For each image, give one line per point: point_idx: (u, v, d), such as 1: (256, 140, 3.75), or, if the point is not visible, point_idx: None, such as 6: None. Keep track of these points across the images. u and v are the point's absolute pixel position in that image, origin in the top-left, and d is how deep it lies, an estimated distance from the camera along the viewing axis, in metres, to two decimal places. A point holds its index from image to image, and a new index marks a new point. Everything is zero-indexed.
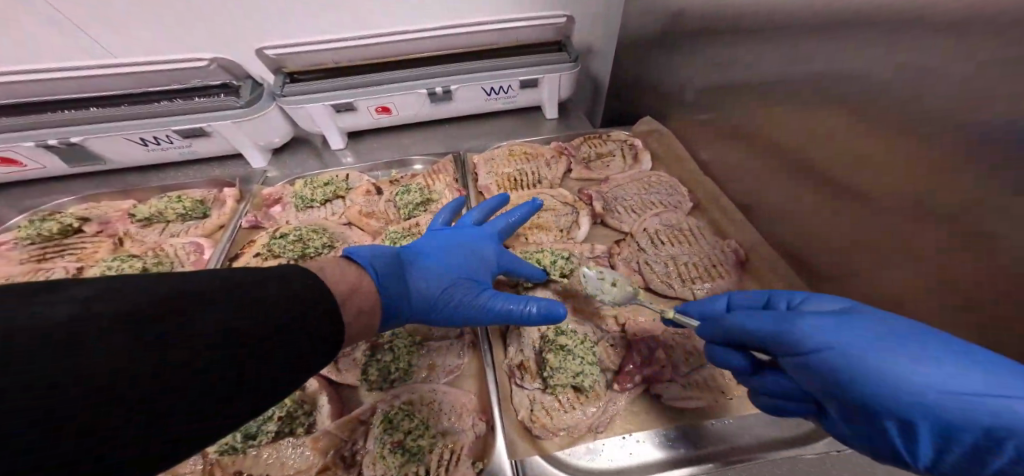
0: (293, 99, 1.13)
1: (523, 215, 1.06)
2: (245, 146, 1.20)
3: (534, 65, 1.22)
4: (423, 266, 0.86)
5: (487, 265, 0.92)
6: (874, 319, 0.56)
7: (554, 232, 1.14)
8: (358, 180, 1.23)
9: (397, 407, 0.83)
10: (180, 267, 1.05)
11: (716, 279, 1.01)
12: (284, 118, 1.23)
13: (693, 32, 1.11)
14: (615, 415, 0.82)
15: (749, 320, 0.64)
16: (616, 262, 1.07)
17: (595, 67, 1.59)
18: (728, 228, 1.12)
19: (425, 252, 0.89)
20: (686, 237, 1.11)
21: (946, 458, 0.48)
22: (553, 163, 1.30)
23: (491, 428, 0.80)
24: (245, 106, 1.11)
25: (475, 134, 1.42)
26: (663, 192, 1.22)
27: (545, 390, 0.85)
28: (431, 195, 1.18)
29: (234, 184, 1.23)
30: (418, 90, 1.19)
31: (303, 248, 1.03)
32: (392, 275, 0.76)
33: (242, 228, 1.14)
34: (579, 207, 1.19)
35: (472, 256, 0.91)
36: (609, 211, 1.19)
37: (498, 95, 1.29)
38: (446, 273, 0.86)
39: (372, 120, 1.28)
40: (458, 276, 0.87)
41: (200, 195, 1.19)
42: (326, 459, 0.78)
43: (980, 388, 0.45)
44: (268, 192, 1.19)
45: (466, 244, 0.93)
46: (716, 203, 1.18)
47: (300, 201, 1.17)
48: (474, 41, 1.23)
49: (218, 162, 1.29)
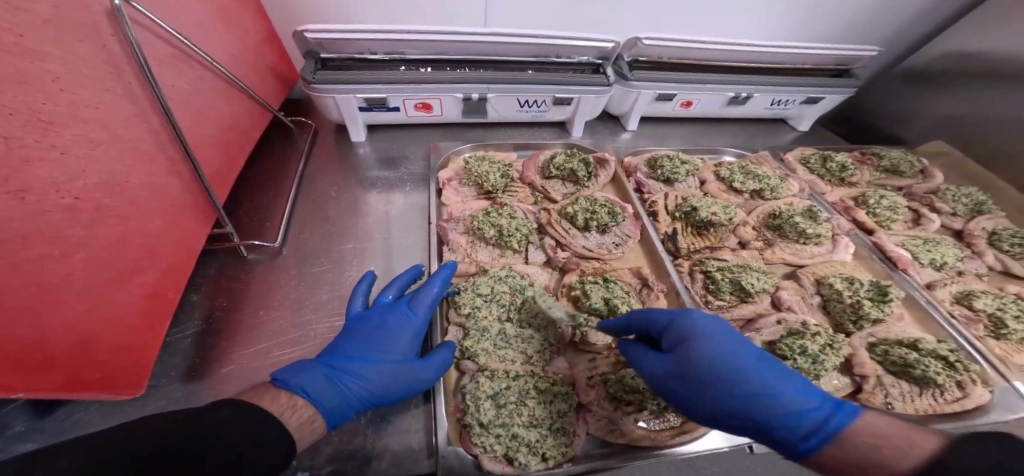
0: (366, 89, 1.38)
1: (443, 280, 1.09)
2: (339, 155, 1.57)
3: (572, 86, 1.51)
4: (361, 331, 0.99)
5: (412, 330, 1.01)
6: (739, 333, 0.87)
7: (583, 246, 1.30)
8: (418, 192, 1.48)
9: (472, 404, 0.93)
10: (272, 259, 1.19)
11: (743, 305, 1.19)
12: (358, 127, 1.57)
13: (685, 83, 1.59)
14: (616, 434, 0.94)
15: (695, 314, 0.90)
16: (650, 280, 1.22)
17: (614, 106, 1.78)
18: (745, 255, 1.32)
19: (393, 308, 1.04)
20: (706, 263, 1.26)
21: (775, 426, 0.75)
22: (593, 182, 1.51)
23: (556, 433, 0.92)
24: (336, 102, 1.42)
25: (501, 148, 1.61)
26: (687, 220, 1.39)
27: (619, 409, 0.98)
28: (502, 209, 1.33)
29: (318, 193, 1.42)
30: (457, 94, 1.47)
31: (383, 252, 1.28)
32: (357, 334, 0.99)
33: (324, 229, 1.31)
34: (624, 233, 1.35)
35: (403, 323, 1.02)
36: (645, 234, 1.36)
37: (529, 107, 1.61)
38: (408, 329, 1.01)
39: (409, 117, 1.58)
40: (396, 339, 0.99)
41: (291, 198, 1.36)
42: (417, 444, 0.91)
43: (777, 385, 0.77)
44: (344, 201, 1.41)
45: (400, 314, 1.03)
46: (738, 232, 1.38)
47: (375, 211, 1.39)
48: (509, 50, 1.52)
49: (287, 171, 1.46)
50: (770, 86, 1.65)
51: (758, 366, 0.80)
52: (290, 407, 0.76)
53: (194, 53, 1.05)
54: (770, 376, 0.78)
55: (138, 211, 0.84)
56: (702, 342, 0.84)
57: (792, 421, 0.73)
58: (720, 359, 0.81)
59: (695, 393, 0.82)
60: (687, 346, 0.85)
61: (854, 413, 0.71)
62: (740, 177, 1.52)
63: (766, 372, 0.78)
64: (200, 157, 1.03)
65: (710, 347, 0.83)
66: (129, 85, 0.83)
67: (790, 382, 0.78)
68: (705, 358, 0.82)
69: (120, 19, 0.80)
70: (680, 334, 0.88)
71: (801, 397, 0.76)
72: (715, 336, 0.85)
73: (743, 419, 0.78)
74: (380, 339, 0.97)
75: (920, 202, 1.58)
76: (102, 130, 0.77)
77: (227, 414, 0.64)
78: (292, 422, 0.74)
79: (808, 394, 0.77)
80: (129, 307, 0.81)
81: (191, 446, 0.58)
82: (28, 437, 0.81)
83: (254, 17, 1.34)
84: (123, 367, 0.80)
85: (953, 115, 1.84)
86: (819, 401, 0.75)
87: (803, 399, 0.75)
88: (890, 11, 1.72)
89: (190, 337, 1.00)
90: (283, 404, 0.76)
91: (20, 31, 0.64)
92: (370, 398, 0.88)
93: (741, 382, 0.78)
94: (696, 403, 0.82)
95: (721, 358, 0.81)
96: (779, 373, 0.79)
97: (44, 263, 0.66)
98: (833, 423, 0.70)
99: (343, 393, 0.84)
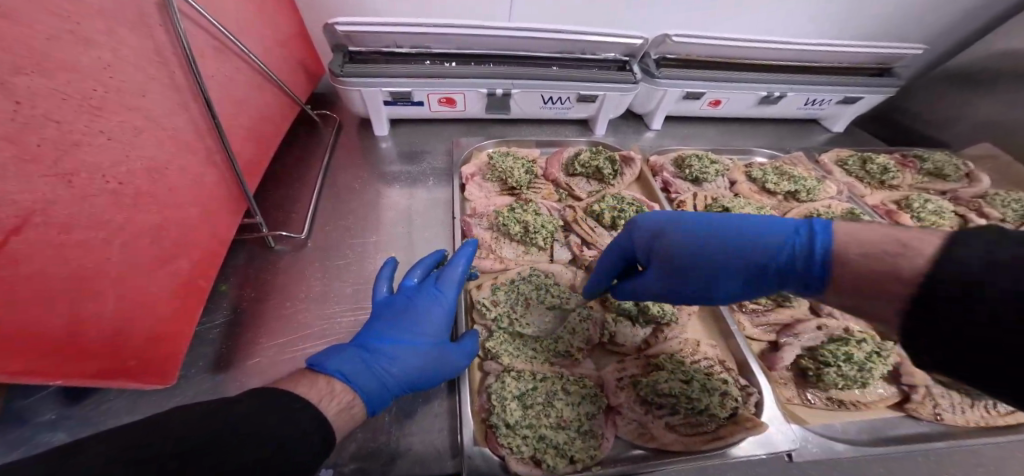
0: (391, 83, 1.37)
1: (465, 257, 1.07)
2: (363, 150, 1.56)
3: (599, 84, 1.48)
4: (389, 315, 0.96)
5: (440, 311, 0.99)
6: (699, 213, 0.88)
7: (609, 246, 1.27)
8: (442, 187, 1.46)
9: (496, 405, 0.90)
10: (295, 252, 1.18)
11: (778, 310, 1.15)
12: (383, 122, 1.56)
13: (715, 80, 1.55)
14: (647, 438, 0.90)
15: (650, 214, 0.92)
16: None
17: (639, 105, 1.74)
18: None
19: (419, 290, 1.02)
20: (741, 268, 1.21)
21: (793, 258, 0.74)
22: (621, 177, 1.48)
23: (584, 435, 0.89)
24: (363, 96, 1.42)
25: (525, 145, 1.59)
26: None
27: (654, 416, 0.94)
28: (529, 206, 1.31)
29: (342, 187, 1.41)
30: (482, 89, 1.45)
31: (407, 246, 1.26)
32: (387, 316, 0.96)
33: (348, 222, 1.30)
34: None
35: (429, 304, 0.99)
36: None
37: (554, 104, 1.58)
38: (436, 309, 0.99)
39: (434, 112, 1.57)
40: (425, 319, 0.96)
41: (316, 192, 1.36)
42: (441, 444, 0.88)
43: (754, 233, 0.79)
44: (369, 195, 1.40)
45: (426, 296, 1.01)
46: None
47: (400, 206, 1.38)
48: (536, 46, 1.50)
49: (313, 165, 1.46)
50: (804, 85, 1.59)
51: (728, 225, 0.83)
52: (329, 394, 0.73)
53: (234, 46, 1.05)
54: (728, 230, 0.82)
55: (177, 198, 0.83)
56: (670, 234, 0.86)
57: (777, 257, 0.76)
58: (689, 244, 0.84)
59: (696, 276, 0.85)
60: (658, 245, 0.89)
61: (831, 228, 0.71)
62: (774, 178, 1.46)
63: (729, 227, 0.82)
64: (235, 148, 1.03)
65: (675, 233, 0.86)
66: (173, 74, 0.83)
67: (762, 221, 0.81)
68: (681, 248, 0.84)
69: (170, 10, 0.80)
70: (648, 241, 0.91)
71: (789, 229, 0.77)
72: (680, 220, 0.87)
73: (749, 272, 0.80)
74: (409, 318, 0.95)
75: (966, 207, 1.49)
76: (147, 118, 0.77)
77: (250, 408, 0.60)
78: (331, 410, 0.71)
79: (779, 223, 0.79)
80: (163, 296, 0.80)
81: (209, 448, 0.53)
82: (55, 426, 0.81)
83: (286, 10, 1.34)
84: (156, 357, 0.80)
85: (1000, 119, 1.75)
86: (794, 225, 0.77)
87: (777, 234, 0.78)
88: (935, 9, 1.64)
89: (216, 329, 0.99)
90: (322, 390, 0.73)
91: (77, 18, 0.64)
92: (406, 381, 0.87)
93: (710, 253, 0.82)
94: (700, 286, 0.85)
95: (698, 238, 0.83)
96: (750, 226, 0.81)
97: (83, 249, 0.65)
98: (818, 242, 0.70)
99: (381, 378, 0.82)
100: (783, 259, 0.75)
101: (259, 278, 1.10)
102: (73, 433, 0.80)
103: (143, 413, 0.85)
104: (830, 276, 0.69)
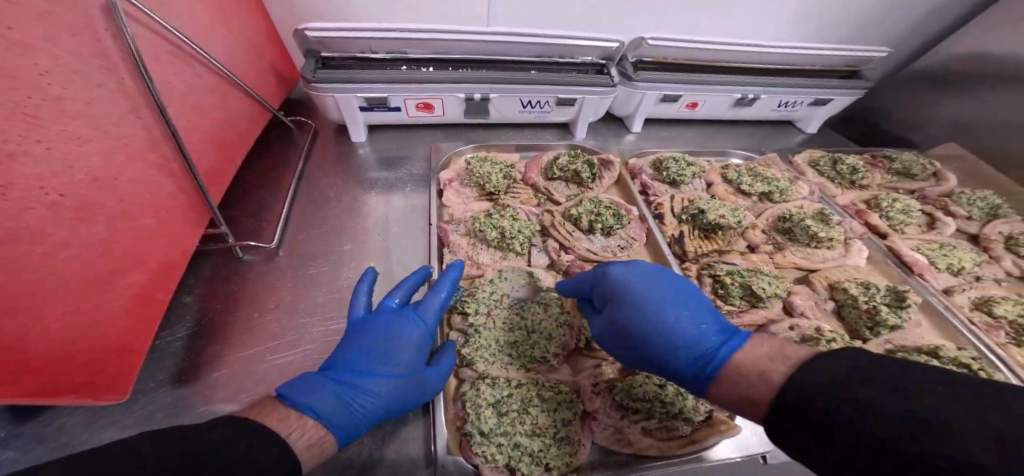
0: (367, 88, 1.36)
1: (450, 281, 1.05)
2: (340, 156, 1.54)
3: (575, 87, 1.48)
4: (365, 342, 0.93)
5: (419, 338, 0.96)
6: (669, 284, 0.94)
7: (588, 250, 1.27)
8: (420, 193, 1.45)
9: (471, 413, 0.89)
10: (265, 261, 1.16)
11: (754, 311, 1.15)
12: (359, 127, 1.54)
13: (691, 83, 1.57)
14: (623, 443, 0.90)
15: (619, 270, 0.98)
16: None
17: (619, 108, 1.75)
18: (752, 257, 1.30)
19: (399, 314, 0.99)
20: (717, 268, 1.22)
21: (685, 357, 0.80)
22: (601, 180, 1.49)
23: (561, 441, 0.88)
24: (338, 101, 1.40)
25: (503, 149, 1.58)
26: (695, 223, 1.35)
27: (632, 419, 0.93)
28: (508, 211, 1.31)
29: (317, 194, 1.39)
30: (458, 94, 1.45)
31: (384, 254, 1.25)
32: (363, 341, 0.93)
33: (322, 229, 1.28)
34: (632, 237, 1.31)
35: (409, 332, 0.96)
36: (653, 236, 1.32)
37: (533, 108, 1.58)
38: (415, 336, 0.96)
39: (411, 117, 1.55)
40: (403, 346, 0.93)
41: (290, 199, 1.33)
42: (414, 453, 0.87)
43: (681, 323, 0.85)
44: (345, 202, 1.38)
45: (405, 322, 0.97)
46: (748, 235, 1.35)
47: (377, 212, 1.36)
48: (512, 50, 1.49)
49: (286, 171, 1.43)
50: (777, 87, 1.62)
51: (668, 306, 0.89)
52: (301, 426, 0.71)
53: (190, 49, 1.02)
54: (667, 311, 0.88)
55: (128, 208, 0.81)
56: (621, 296, 0.94)
57: (682, 351, 0.81)
58: (632, 308, 0.91)
59: (626, 344, 0.91)
60: (611, 300, 0.96)
61: (742, 344, 0.75)
62: (748, 179, 1.49)
63: (671, 311, 0.87)
64: (195, 155, 1.00)
65: (630, 298, 0.92)
66: (121, 80, 0.81)
67: (692, 321, 0.85)
68: (626, 313, 0.91)
69: (116, 15, 0.78)
70: (605, 292, 0.98)
71: (707, 334, 0.81)
72: (643, 287, 0.93)
73: (659, 357, 0.85)
74: (387, 348, 0.92)
75: (934, 206, 1.53)
76: (92, 126, 0.74)
77: (221, 438, 0.58)
78: (300, 444, 0.68)
79: (707, 323, 0.85)
80: (115, 308, 0.78)
81: (190, 471, 0.52)
82: (5, 444, 0.77)
83: (253, 13, 1.32)
84: (111, 370, 0.78)
85: (966, 119, 1.80)
86: (716, 336, 0.80)
87: (705, 336, 0.81)
88: (899, 12, 1.69)
89: (179, 341, 0.96)
90: (293, 424, 0.70)
91: (8, 22, 0.62)
92: (382, 411, 0.84)
93: (646, 326, 0.87)
94: (624, 351, 0.93)
95: (643, 307, 0.90)
96: (677, 315, 0.86)
97: (21, 263, 0.62)
98: (720, 353, 0.75)
99: (355, 411, 0.80)
100: (689, 357, 0.80)
101: (226, 288, 1.07)
102: (22, 452, 0.77)
103: (98, 430, 0.81)
104: (715, 384, 0.73)
